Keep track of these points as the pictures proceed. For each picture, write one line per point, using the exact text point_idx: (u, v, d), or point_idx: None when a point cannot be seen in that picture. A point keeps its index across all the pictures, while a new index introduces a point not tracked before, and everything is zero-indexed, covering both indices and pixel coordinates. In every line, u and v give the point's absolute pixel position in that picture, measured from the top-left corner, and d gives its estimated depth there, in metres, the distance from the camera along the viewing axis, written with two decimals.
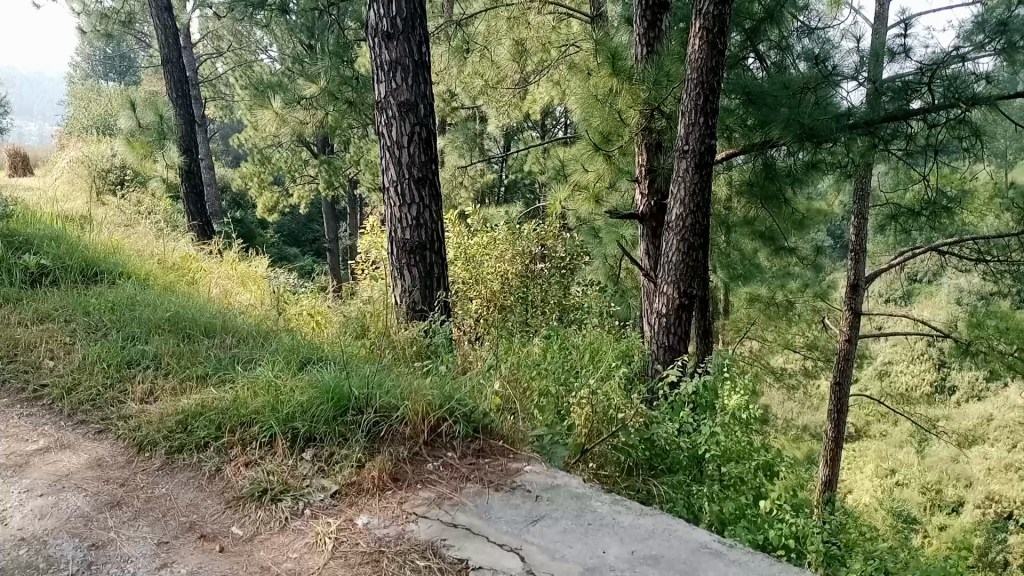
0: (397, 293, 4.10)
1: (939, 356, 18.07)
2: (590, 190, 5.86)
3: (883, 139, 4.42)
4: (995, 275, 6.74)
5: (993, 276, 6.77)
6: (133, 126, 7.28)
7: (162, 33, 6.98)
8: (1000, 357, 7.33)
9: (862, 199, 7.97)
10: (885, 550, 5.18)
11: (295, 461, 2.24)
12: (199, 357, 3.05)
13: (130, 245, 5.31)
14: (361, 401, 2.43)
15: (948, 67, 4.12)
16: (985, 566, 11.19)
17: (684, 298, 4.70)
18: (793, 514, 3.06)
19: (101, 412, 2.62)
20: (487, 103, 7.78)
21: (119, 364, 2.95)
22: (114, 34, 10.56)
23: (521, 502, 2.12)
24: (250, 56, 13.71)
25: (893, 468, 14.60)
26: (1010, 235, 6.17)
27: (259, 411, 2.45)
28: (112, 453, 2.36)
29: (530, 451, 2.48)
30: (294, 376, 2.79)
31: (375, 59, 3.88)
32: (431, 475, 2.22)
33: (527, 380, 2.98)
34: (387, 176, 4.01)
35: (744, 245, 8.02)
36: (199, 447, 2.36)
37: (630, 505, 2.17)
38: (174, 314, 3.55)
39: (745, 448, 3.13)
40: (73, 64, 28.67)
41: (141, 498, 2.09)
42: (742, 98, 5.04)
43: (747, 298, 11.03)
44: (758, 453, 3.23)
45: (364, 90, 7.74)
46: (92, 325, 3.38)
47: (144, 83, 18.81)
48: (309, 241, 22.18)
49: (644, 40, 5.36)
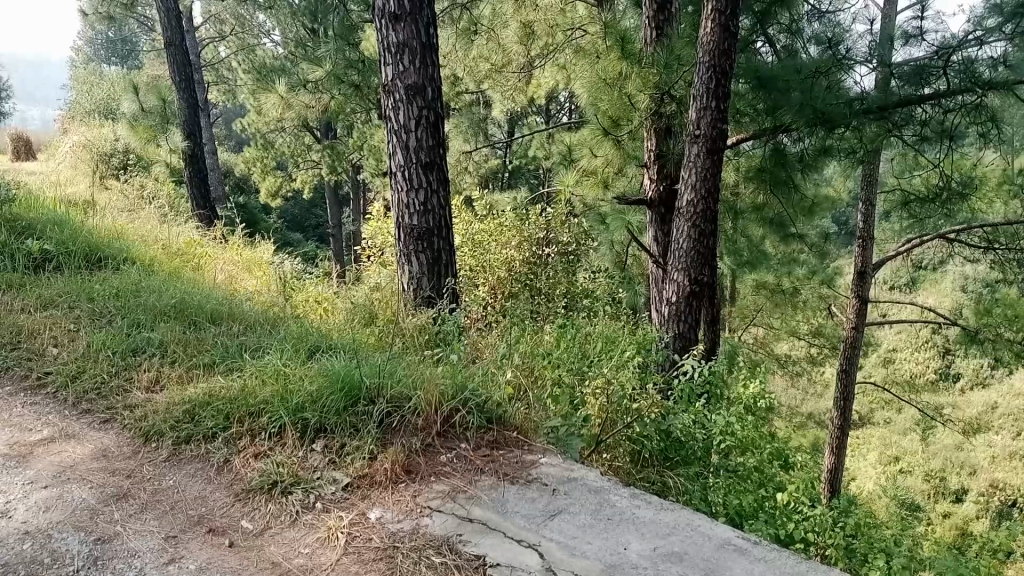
0: (405, 281, 4.03)
1: (943, 343, 17.95)
2: (598, 175, 5.74)
3: (898, 123, 4.42)
4: (1003, 264, 6.69)
5: (1004, 264, 6.69)
6: (136, 111, 7.34)
7: (166, 16, 6.89)
8: (1008, 345, 7.28)
9: (870, 186, 7.91)
10: (893, 539, 5.16)
11: (305, 453, 2.19)
12: (205, 345, 2.99)
13: (134, 231, 5.24)
14: (373, 391, 2.37)
15: (962, 51, 4.08)
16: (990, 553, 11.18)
17: (695, 286, 4.64)
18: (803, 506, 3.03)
19: (107, 401, 2.57)
20: (492, 89, 7.69)
21: (124, 352, 2.90)
22: (116, 17, 10.48)
23: (538, 496, 2.06)
24: (253, 40, 13.62)
25: (897, 455, 14.60)
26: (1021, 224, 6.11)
27: (268, 401, 2.39)
28: (118, 443, 2.30)
29: (545, 442, 2.42)
30: (303, 364, 2.73)
31: (382, 41, 3.79)
32: (446, 468, 2.17)
33: (540, 368, 2.92)
34: (394, 160, 3.94)
35: (751, 232, 7.92)
36: (206, 438, 2.30)
37: (650, 500, 2.11)
38: (180, 300, 3.49)
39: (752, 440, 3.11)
40: (75, 48, 28.59)
41: (148, 490, 2.04)
42: (753, 83, 4.86)
43: (753, 285, 11.01)
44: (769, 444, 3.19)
45: (370, 74, 7.67)
46: (97, 312, 3.33)
47: (147, 68, 18.71)
48: (313, 226, 22.21)
49: (654, 23, 5.26)
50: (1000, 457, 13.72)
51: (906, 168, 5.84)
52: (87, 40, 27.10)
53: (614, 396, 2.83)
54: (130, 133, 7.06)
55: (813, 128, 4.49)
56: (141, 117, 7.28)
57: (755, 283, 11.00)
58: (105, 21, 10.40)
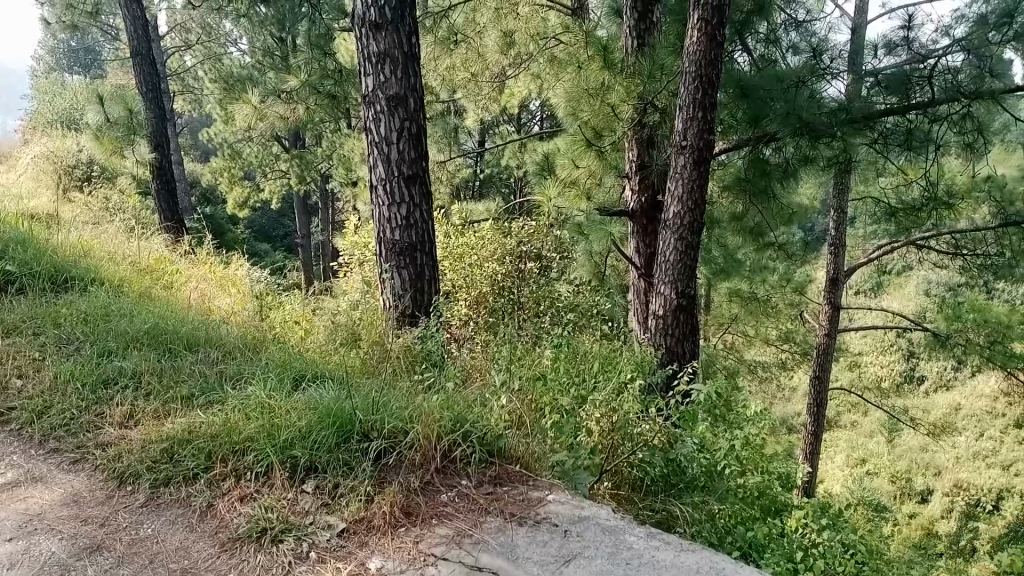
0: (387, 299, 3.89)
1: (908, 347, 18.16)
2: (579, 186, 5.46)
3: (881, 134, 4.26)
4: (969, 269, 6.61)
5: (969, 269, 6.67)
6: (101, 122, 6.62)
7: (132, 24, 6.60)
8: (978, 349, 7.17)
9: (841, 191, 7.87)
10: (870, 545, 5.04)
11: (295, 494, 2.03)
12: (182, 375, 2.82)
13: (100, 247, 5.03)
14: (366, 427, 2.23)
15: (946, 62, 4.00)
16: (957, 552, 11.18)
17: (683, 299, 4.52)
18: (796, 530, 2.89)
19: (76, 439, 2.39)
20: (466, 97, 7.51)
21: (94, 384, 2.71)
22: (80, 25, 10.24)
23: (549, 539, 1.92)
24: (220, 48, 13.39)
25: (863, 457, 14.67)
26: (988, 228, 6.04)
27: (254, 437, 2.24)
28: (89, 487, 2.12)
29: (551, 477, 2.28)
30: (289, 396, 2.58)
31: (362, 50, 3.62)
32: (447, 509, 2.02)
33: (539, 394, 2.79)
34: (375, 173, 3.78)
35: (726, 240, 7.81)
36: (187, 480, 2.14)
37: (667, 540, 1.98)
38: (153, 325, 3.29)
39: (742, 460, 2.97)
40: (35, 58, 28.16)
41: (123, 541, 1.87)
42: (735, 93, 4.80)
43: (726, 293, 10.95)
44: (758, 466, 3.06)
45: (345, 84, 7.49)
46: (64, 339, 3.14)
47: (111, 77, 18.38)
48: (280, 236, 22.01)
49: (635, 32, 5.17)
50: (964, 458, 13.71)
51: (879, 176, 5.78)
52: (49, 48, 26.58)
53: (617, 420, 2.66)
54: (94, 145, 6.60)
55: (799, 139, 4.36)
56: (106, 128, 6.59)
57: (728, 290, 10.92)
58: (69, 30, 10.17)
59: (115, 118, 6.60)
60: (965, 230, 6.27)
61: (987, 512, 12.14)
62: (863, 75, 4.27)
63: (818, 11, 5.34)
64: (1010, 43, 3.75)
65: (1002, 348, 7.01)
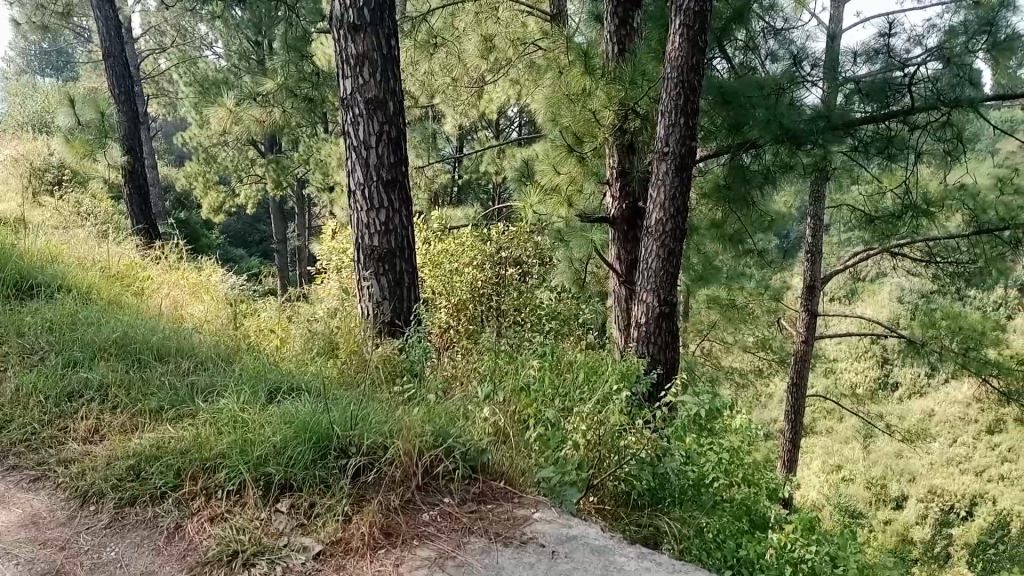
0: (365, 307, 3.78)
1: (883, 353, 18.27)
2: (561, 193, 5.34)
3: (859, 142, 4.18)
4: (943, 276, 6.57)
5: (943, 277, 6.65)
6: (72, 124, 6.43)
7: (104, 24, 6.45)
8: (954, 356, 7.15)
9: (818, 198, 7.85)
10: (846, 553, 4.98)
11: (268, 514, 1.93)
12: (150, 386, 2.71)
13: (69, 252, 4.90)
14: (344, 441, 2.15)
15: (921, 70, 3.96)
16: (930, 558, 11.18)
17: (666, 307, 4.45)
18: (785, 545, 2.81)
19: (38, 455, 2.27)
20: (443, 103, 7.40)
21: (59, 397, 2.60)
22: (52, 26, 10.07)
23: (536, 561, 1.83)
24: (196, 51, 13.18)
25: (839, 464, 14.68)
26: (958, 236, 6.00)
27: (225, 453, 2.14)
28: (50, 507, 2.01)
29: (536, 493, 2.21)
30: (263, 409, 2.48)
31: (340, 52, 3.53)
32: (428, 529, 1.94)
33: (524, 405, 2.72)
34: (353, 177, 3.68)
35: (705, 246, 7.75)
36: (154, 498, 2.04)
37: (659, 561, 1.91)
38: (121, 334, 3.18)
39: (729, 473, 2.89)
40: (7, 60, 27.78)
41: (86, 565, 1.76)
42: (716, 100, 4.56)
43: (704, 300, 10.91)
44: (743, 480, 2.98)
45: (322, 88, 7.35)
46: (27, 349, 3.01)
47: (84, 79, 18.07)
48: (256, 241, 21.80)
49: (615, 38, 5.11)
50: (939, 464, 13.74)
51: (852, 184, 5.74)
52: (21, 50, 26.12)
53: (605, 432, 2.58)
54: (64, 149, 6.38)
55: (778, 147, 4.29)
56: (77, 131, 6.41)
57: (706, 296, 10.87)
58: (39, 31, 9.99)
59: (87, 121, 6.41)
60: (938, 237, 6.23)
61: (960, 517, 12.15)
62: (840, 83, 4.19)
63: (794, 19, 5.31)
64: (984, 52, 3.87)
65: (976, 355, 6.97)
